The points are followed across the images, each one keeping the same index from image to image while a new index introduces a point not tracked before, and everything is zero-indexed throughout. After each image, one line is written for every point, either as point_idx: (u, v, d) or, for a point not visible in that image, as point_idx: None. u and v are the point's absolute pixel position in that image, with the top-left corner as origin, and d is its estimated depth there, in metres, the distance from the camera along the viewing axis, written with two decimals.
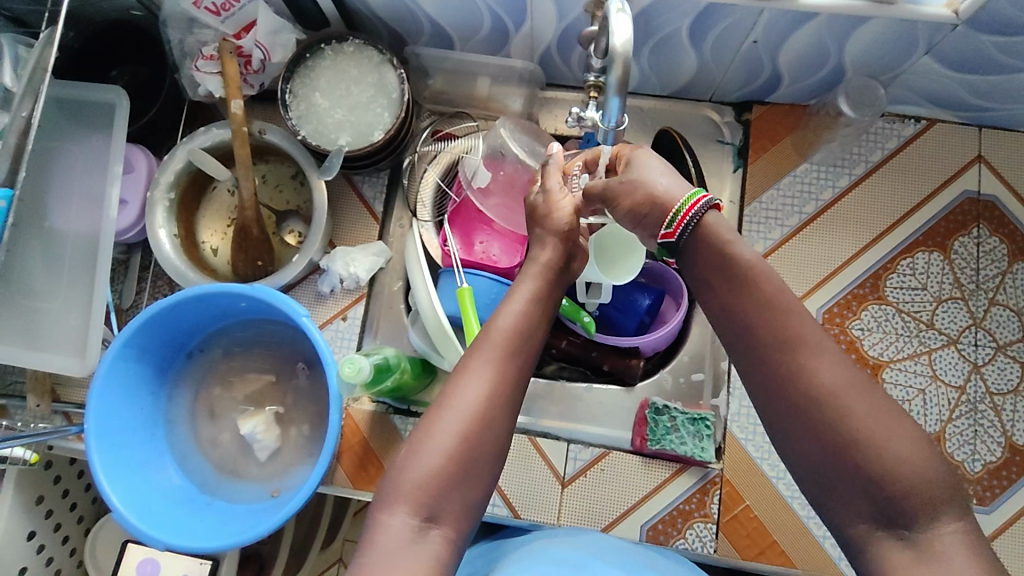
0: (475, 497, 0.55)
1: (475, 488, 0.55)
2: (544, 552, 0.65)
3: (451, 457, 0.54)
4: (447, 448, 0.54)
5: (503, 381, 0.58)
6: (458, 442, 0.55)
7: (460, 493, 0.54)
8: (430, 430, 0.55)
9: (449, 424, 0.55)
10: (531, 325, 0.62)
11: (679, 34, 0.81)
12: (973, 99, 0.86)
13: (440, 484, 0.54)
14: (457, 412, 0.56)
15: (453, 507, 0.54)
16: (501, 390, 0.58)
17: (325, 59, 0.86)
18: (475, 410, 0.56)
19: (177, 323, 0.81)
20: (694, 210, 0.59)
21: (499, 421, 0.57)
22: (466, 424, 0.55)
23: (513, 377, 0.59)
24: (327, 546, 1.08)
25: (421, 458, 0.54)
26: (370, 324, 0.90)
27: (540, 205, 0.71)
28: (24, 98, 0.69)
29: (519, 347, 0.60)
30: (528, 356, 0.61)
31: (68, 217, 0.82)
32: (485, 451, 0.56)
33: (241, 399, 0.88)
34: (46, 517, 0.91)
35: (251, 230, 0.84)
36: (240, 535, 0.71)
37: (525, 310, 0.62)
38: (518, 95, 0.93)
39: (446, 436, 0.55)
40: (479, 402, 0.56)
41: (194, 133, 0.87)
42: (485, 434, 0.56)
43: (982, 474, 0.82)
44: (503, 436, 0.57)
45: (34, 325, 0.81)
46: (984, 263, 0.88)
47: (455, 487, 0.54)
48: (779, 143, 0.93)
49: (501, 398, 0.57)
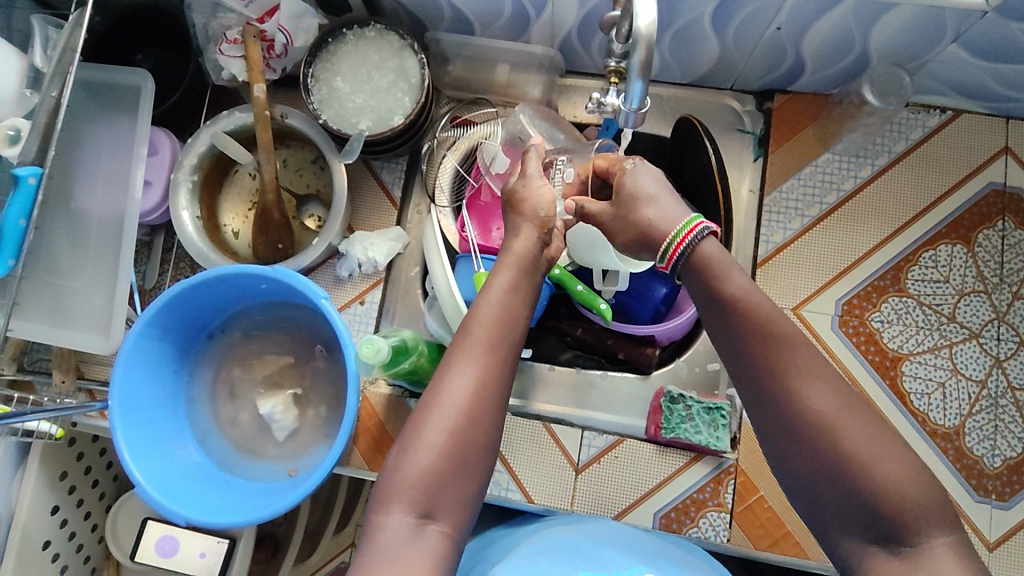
0: (469, 491, 0.56)
1: (469, 481, 0.56)
2: (552, 542, 0.65)
3: (443, 453, 0.55)
4: (436, 445, 0.55)
5: (490, 372, 0.58)
6: (447, 438, 0.55)
7: (453, 487, 0.55)
8: (419, 428, 0.56)
9: (437, 421, 0.56)
10: (513, 313, 0.62)
11: (701, 22, 0.80)
12: (1001, 89, 0.85)
13: (433, 480, 0.54)
14: (445, 409, 0.56)
15: (446, 503, 0.55)
16: (486, 381, 0.58)
17: (346, 43, 0.86)
18: (464, 405, 0.57)
19: (199, 304, 0.82)
20: (688, 238, 0.61)
21: (489, 415, 0.58)
22: (455, 420, 0.56)
23: (503, 371, 0.59)
24: (341, 529, 1.06)
25: (411, 455, 0.55)
26: (387, 309, 0.92)
27: (519, 188, 0.71)
28: (53, 79, 0.70)
29: (502, 337, 0.61)
30: (514, 343, 0.61)
31: (95, 199, 0.84)
32: (476, 444, 0.57)
33: (261, 380, 0.89)
34: (69, 493, 0.93)
35: (272, 213, 0.85)
36: (258, 511, 0.73)
37: (516, 299, 0.64)
38: (537, 82, 0.93)
39: (436, 433, 0.55)
40: (467, 396, 0.57)
41: (217, 116, 0.88)
42: (474, 427, 0.56)
43: (1001, 469, 0.81)
44: (493, 428, 0.58)
45: (61, 305, 0.83)
46: (1009, 256, 0.87)
47: (449, 482, 0.55)
48: (800, 133, 0.92)
49: (489, 390, 0.58)
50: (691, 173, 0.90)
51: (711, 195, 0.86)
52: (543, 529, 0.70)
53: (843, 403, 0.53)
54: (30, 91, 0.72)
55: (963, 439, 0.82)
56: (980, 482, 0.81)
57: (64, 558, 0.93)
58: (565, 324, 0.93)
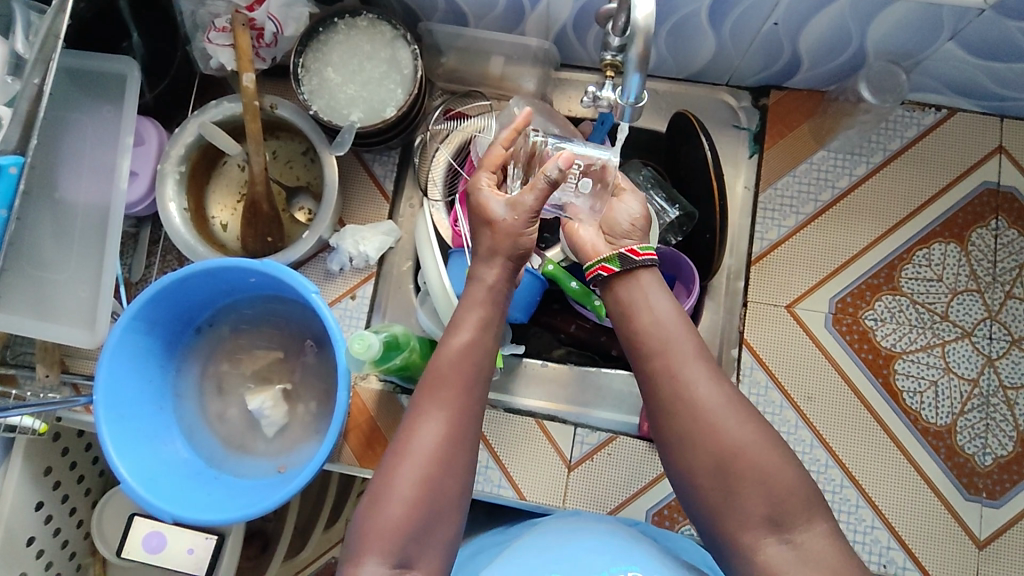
0: (444, 534, 0.57)
1: (444, 527, 0.57)
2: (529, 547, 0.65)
3: (414, 505, 0.55)
4: (407, 497, 0.55)
5: (458, 415, 0.59)
6: (417, 489, 0.56)
7: (429, 536, 0.56)
8: (390, 479, 0.56)
9: (406, 474, 0.56)
10: (484, 348, 0.62)
11: (697, 16, 0.79)
12: (996, 88, 0.84)
13: (407, 531, 0.55)
14: (413, 459, 0.56)
15: (422, 548, 0.55)
16: (455, 424, 0.58)
17: (338, 33, 0.85)
18: (435, 452, 0.57)
19: (186, 299, 0.81)
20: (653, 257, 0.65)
21: (459, 458, 0.58)
22: (426, 470, 0.56)
23: (471, 410, 0.59)
24: (331, 525, 1.05)
25: (384, 509, 0.55)
26: (379, 304, 0.90)
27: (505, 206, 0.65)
28: (35, 66, 0.67)
29: (468, 376, 0.60)
30: (483, 381, 0.61)
31: (78, 189, 0.82)
32: (449, 489, 0.57)
33: (249, 375, 0.88)
34: (53, 488, 0.91)
35: (261, 205, 0.84)
36: (246, 509, 0.72)
37: (489, 328, 0.63)
38: (531, 75, 0.92)
39: (407, 484, 0.56)
40: (437, 444, 0.57)
41: (206, 106, 0.86)
42: (446, 475, 0.57)
43: (992, 467, 0.82)
44: (465, 472, 0.58)
45: (44, 296, 0.82)
46: (1001, 256, 0.87)
47: (424, 533, 0.55)
48: (796, 129, 0.91)
49: (458, 431, 0.58)
50: (685, 169, 0.88)
51: (707, 192, 0.84)
52: (522, 537, 0.69)
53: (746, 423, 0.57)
54: (10, 79, 0.70)
55: (955, 437, 0.82)
56: (971, 481, 0.81)
57: (48, 555, 0.92)
58: (559, 320, 0.92)
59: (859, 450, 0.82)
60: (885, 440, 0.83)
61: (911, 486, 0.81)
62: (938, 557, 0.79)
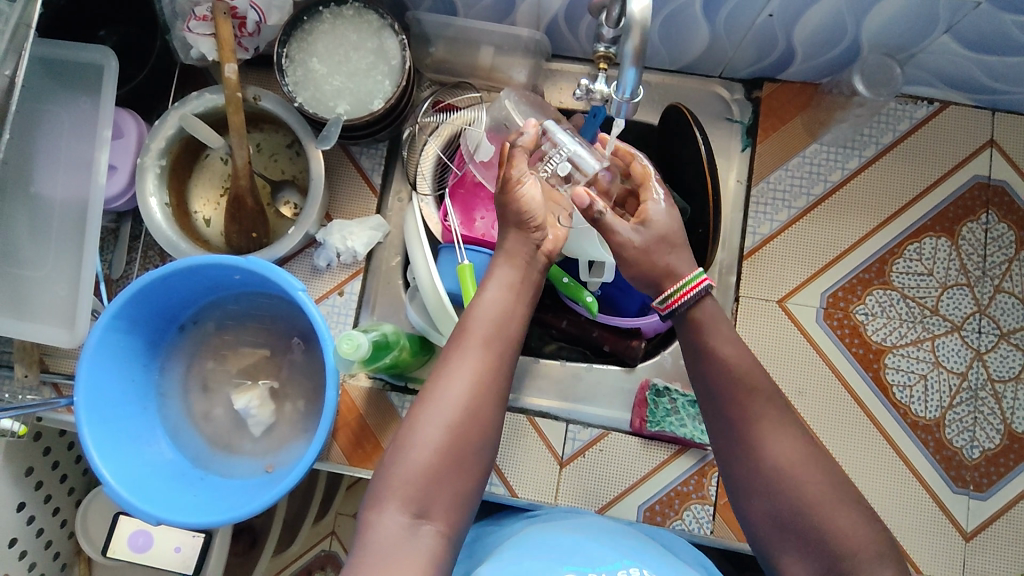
0: (465, 490, 0.56)
1: (466, 479, 0.56)
2: (534, 538, 0.64)
3: (441, 451, 0.56)
4: (431, 442, 0.56)
5: (490, 369, 0.59)
6: (445, 434, 0.56)
7: (449, 485, 0.55)
8: (415, 423, 0.57)
9: (433, 419, 0.56)
10: (508, 312, 0.64)
11: (690, 7, 0.78)
12: (988, 82, 0.84)
13: (428, 476, 0.55)
14: (443, 405, 0.57)
15: (440, 502, 0.55)
16: (482, 377, 0.59)
17: (323, 22, 0.82)
18: (461, 401, 0.57)
19: (169, 296, 0.79)
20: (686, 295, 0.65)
21: (485, 411, 0.58)
22: (451, 417, 0.57)
23: (496, 365, 0.60)
24: (320, 520, 1.04)
25: (405, 455, 0.55)
26: (367, 300, 0.89)
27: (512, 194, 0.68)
28: (6, 55, 0.63)
29: (499, 335, 0.61)
30: (511, 342, 0.62)
31: (55, 184, 0.80)
32: (472, 440, 0.57)
33: (235, 372, 0.86)
34: (36, 489, 0.89)
35: (245, 200, 0.81)
36: (235, 510, 0.70)
37: (517, 299, 0.65)
38: (522, 66, 0.90)
39: (431, 429, 0.56)
40: (463, 393, 0.58)
41: (186, 97, 0.84)
42: (470, 424, 0.57)
43: (979, 460, 0.82)
44: (489, 426, 0.58)
45: (23, 294, 0.79)
46: (992, 250, 0.87)
47: (445, 481, 0.55)
48: (788, 123, 0.90)
49: (489, 387, 0.59)
50: (680, 161, 0.87)
51: (699, 186, 0.83)
52: (533, 524, 0.69)
53: (802, 451, 0.57)
54: None
55: (943, 431, 0.83)
56: (958, 473, 0.82)
57: (32, 555, 0.89)
58: (550, 316, 0.90)
59: (851, 443, 0.83)
60: (877, 434, 0.83)
61: (902, 478, 0.82)
62: (929, 549, 0.80)
